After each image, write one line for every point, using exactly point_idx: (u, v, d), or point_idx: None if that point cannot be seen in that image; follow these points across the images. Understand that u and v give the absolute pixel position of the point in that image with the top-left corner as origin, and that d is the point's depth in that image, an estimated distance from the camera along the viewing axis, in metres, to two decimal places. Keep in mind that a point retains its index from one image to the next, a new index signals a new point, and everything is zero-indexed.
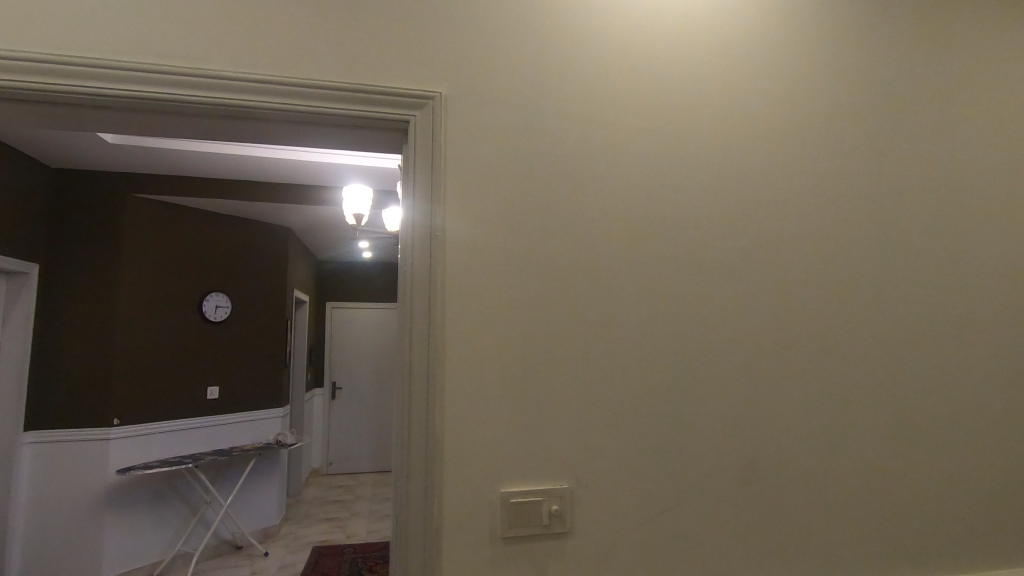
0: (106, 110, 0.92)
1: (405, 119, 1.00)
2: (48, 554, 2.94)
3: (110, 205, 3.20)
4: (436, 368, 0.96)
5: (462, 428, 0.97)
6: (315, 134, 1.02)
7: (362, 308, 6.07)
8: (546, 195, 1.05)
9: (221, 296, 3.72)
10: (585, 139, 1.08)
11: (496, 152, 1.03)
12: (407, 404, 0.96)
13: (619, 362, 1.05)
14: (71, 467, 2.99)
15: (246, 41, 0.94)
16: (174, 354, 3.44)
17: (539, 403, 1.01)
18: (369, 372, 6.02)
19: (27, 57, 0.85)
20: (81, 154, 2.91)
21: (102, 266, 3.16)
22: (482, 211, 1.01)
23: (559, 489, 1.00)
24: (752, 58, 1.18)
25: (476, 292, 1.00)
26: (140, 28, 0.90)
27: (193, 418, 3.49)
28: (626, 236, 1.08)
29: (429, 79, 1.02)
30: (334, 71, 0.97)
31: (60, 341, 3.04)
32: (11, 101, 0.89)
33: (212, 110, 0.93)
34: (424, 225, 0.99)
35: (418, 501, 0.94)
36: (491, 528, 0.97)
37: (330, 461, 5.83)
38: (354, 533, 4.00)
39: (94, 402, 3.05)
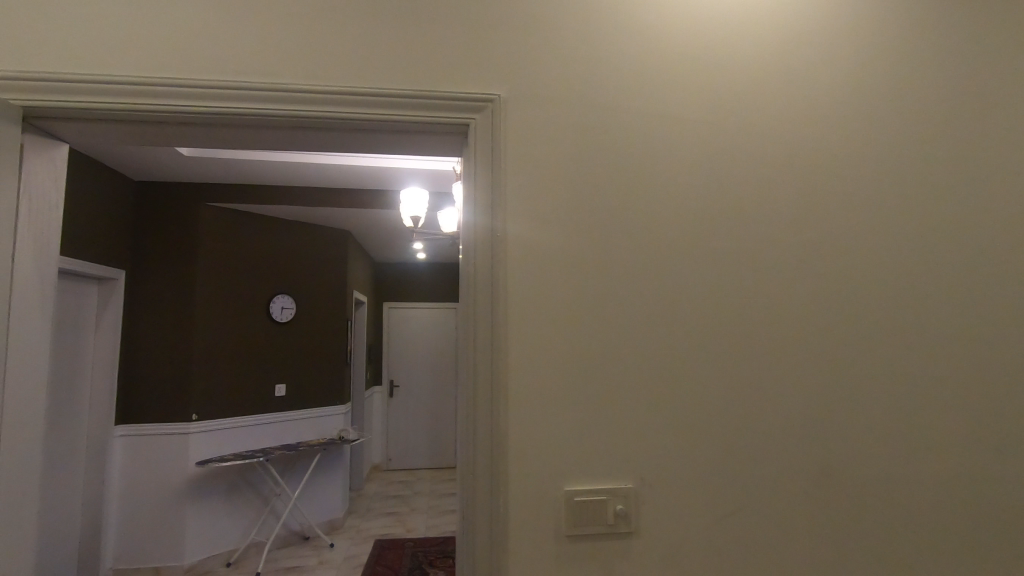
0: (192, 126, 0.98)
1: (466, 123, 1.02)
2: (139, 540, 3.18)
3: (186, 214, 3.41)
4: (500, 366, 0.97)
5: (527, 425, 0.98)
6: (380, 141, 1.05)
7: (417, 307, 6.21)
8: (607, 194, 1.04)
9: (287, 297, 3.89)
10: (644, 134, 1.06)
11: (556, 153, 1.03)
12: (473, 403, 0.98)
13: (685, 360, 1.03)
14: (157, 458, 3.21)
15: (315, 55, 0.98)
16: (245, 353, 3.62)
17: (603, 402, 1.00)
18: (425, 371, 6.15)
19: (123, 80, 0.92)
20: (160, 168, 3.12)
21: (180, 271, 3.37)
22: (542, 211, 1.02)
23: (623, 489, 0.99)
24: (820, 45, 1.13)
25: (538, 292, 1.00)
26: (219, 48, 0.96)
27: (263, 414, 3.67)
28: (691, 232, 1.06)
29: (489, 82, 1.03)
30: (397, 78, 1.00)
31: (146, 342, 3.28)
32: (109, 121, 0.96)
33: (285, 121, 0.98)
34: (487, 226, 1.00)
35: (485, 497, 0.96)
36: (557, 525, 0.97)
37: (388, 457, 5.99)
38: (414, 527, 4.11)
39: (175, 399, 3.26)
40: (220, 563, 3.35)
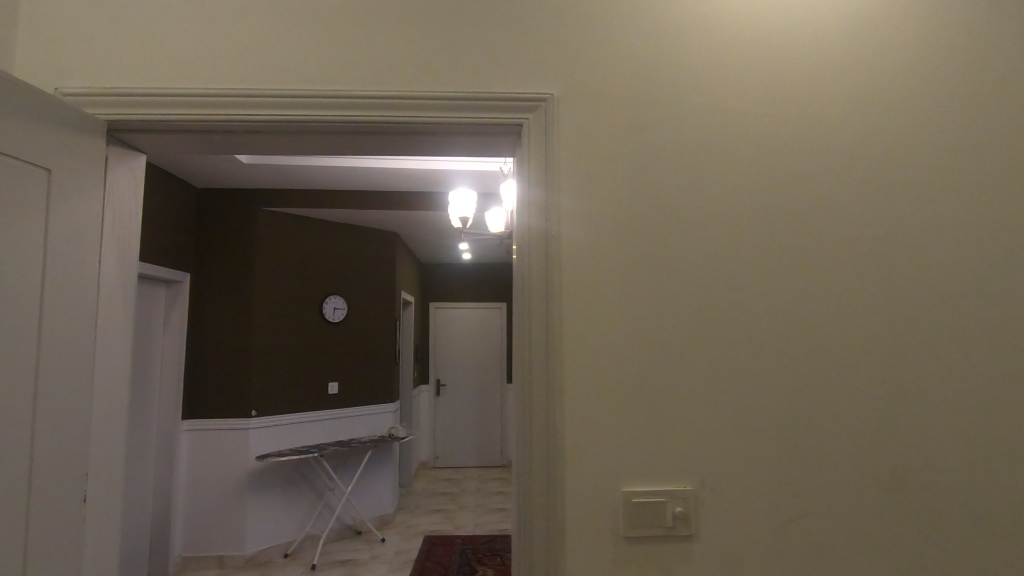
0: (256, 134, 1.03)
1: (519, 123, 1.02)
2: (204, 530, 3.34)
3: (245, 219, 3.56)
4: (555, 365, 0.97)
5: (583, 425, 0.97)
6: (435, 143, 1.06)
7: (463, 307, 6.28)
8: (663, 192, 1.03)
9: (338, 298, 4.01)
10: (699, 129, 1.04)
11: (609, 150, 1.03)
12: (529, 402, 0.98)
13: (744, 360, 1.01)
14: (220, 452, 3.37)
15: (373, 62, 1.01)
16: (299, 352, 3.75)
17: (659, 403, 0.99)
18: (471, 370, 6.21)
19: (194, 93, 0.97)
20: (221, 175, 3.27)
21: (240, 274, 3.53)
22: (595, 210, 1.01)
23: (682, 492, 0.97)
24: (888, 30, 1.08)
25: (593, 293, 1.00)
26: (281, 59, 1.00)
27: (317, 411, 3.79)
28: (751, 228, 1.03)
29: (543, 82, 1.03)
30: (451, 81, 1.01)
31: (210, 341, 3.46)
32: (181, 132, 1.01)
33: (344, 127, 1.00)
34: (541, 225, 1.00)
35: (541, 496, 0.96)
36: (614, 527, 0.96)
37: (436, 454, 6.08)
38: (462, 524, 4.15)
39: (235, 395, 3.42)
40: (278, 554, 3.49)
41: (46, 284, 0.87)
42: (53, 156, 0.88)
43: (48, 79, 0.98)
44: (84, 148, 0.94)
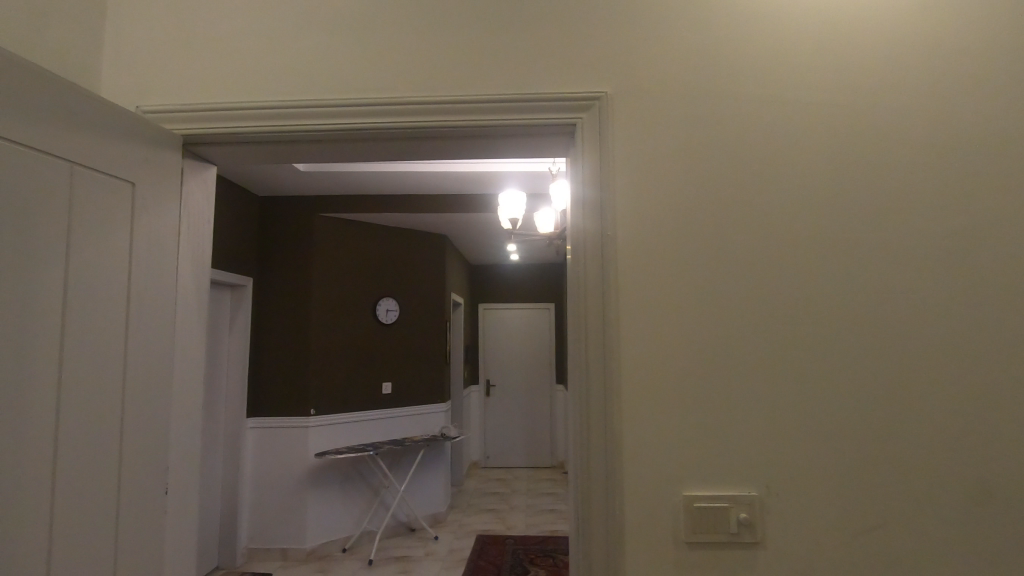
0: (318, 143, 1.06)
1: (572, 123, 1.02)
2: (268, 523, 3.50)
3: (303, 225, 3.71)
4: (612, 366, 0.96)
5: (641, 427, 0.96)
6: (488, 145, 1.07)
7: (511, 308, 6.31)
8: (721, 188, 1.00)
9: (391, 300, 4.10)
10: (759, 122, 1.01)
11: (664, 148, 1.01)
12: (586, 403, 0.97)
13: (812, 362, 0.96)
14: (282, 449, 3.52)
15: (428, 68, 1.02)
16: (354, 353, 3.86)
17: (721, 405, 0.96)
18: (520, 370, 6.23)
19: (261, 106, 1.01)
20: (281, 184, 3.42)
21: (298, 278, 3.67)
22: (652, 209, 0.99)
23: (747, 497, 0.94)
24: (967, 9, 1.01)
25: (650, 293, 0.98)
26: (341, 70, 1.03)
27: (372, 411, 3.89)
28: (818, 222, 0.98)
29: (595, 80, 1.02)
30: (504, 83, 1.02)
31: (272, 342, 3.62)
32: (249, 144, 1.06)
33: (402, 133, 1.03)
34: (596, 226, 0.99)
35: (599, 499, 0.94)
36: (675, 531, 0.94)
37: (486, 455, 6.13)
38: (513, 524, 4.16)
39: (295, 394, 3.56)
40: (336, 549, 3.60)
41: (131, 290, 0.93)
42: (135, 170, 0.94)
43: (129, 97, 1.05)
44: (162, 161, 1.00)
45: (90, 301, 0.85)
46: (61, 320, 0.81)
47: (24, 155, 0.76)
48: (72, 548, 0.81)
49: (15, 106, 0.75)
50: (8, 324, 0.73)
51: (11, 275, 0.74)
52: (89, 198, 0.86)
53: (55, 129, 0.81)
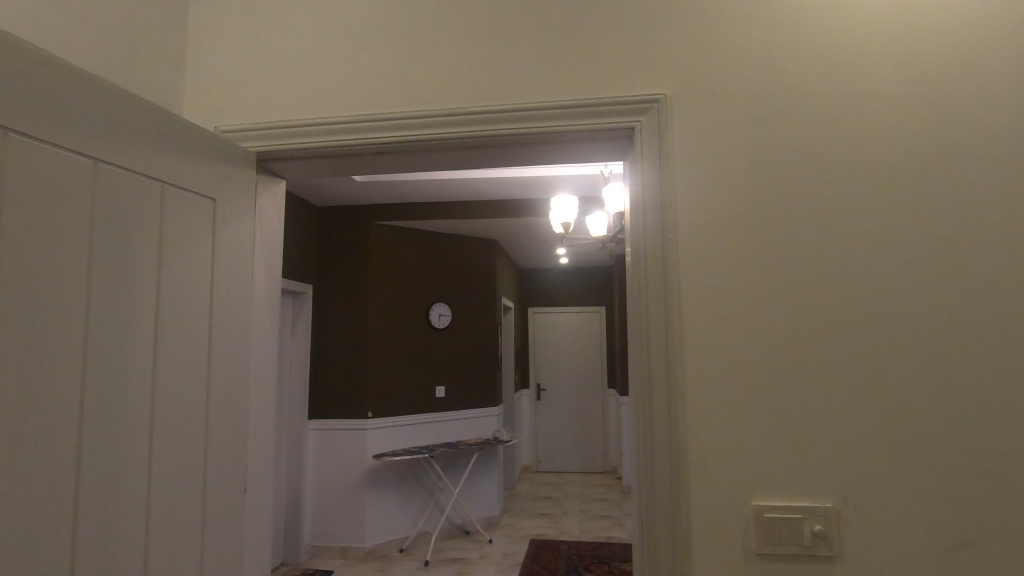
0: (381, 155, 1.10)
1: (630, 126, 1.01)
2: (329, 522, 3.61)
3: (359, 233, 3.83)
4: (676, 372, 0.95)
5: (708, 433, 0.94)
6: (546, 151, 1.08)
7: (561, 312, 6.29)
8: (787, 188, 0.97)
9: (443, 305, 4.17)
10: (827, 119, 0.97)
11: (726, 149, 0.99)
12: (650, 409, 0.96)
13: (890, 368, 0.92)
14: (342, 450, 3.63)
15: (486, 78, 1.04)
16: (409, 357, 3.94)
17: (791, 413, 0.93)
18: (571, 374, 6.19)
19: (327, 122, 1.06)
20: (338, 194, 3.54)
21: (355, 285, 3.79)
22: (714, 212, 0.98)
23: (822, 508, 0.90)
24: None
25: (715, 296, 0.96)
26: (402, 84, 1.06)
27: (427, 414, 3.96)
28: (895, 220, 0.94)
29: (654, 82, 1.01)
30: (561, 90, 1.02)
31: (331, 347, 3.75)
32: (316, 158, 1.11)
33: (462, 143, 1.05)
34: (657, 228, 0.98)
35: (665, 506, 0.93)
36: (745, 542, 0.92)
37: (538, 459, 6.14)
38: (567, 529, 4.14)
39: (353, 398, 3.67)
40: (394, 549, 3.68)
41: (213, 301, 0.99)
42: (216, 186, 1.00)
43: (209, 117, 1.12)
44: (239, 177, 1.06)
45: (179, 310, 0.91)
46: (155, 329, 0.86)
47: (122, 177, 0.82)
48: (164, 545, 0.87)
49: (112, 131, 0.81)
50: (110, 336, 0.79)
51: (112, 289, 0.80)
52: (176, 215, 0.92)
53: (147, 151, 0.87)
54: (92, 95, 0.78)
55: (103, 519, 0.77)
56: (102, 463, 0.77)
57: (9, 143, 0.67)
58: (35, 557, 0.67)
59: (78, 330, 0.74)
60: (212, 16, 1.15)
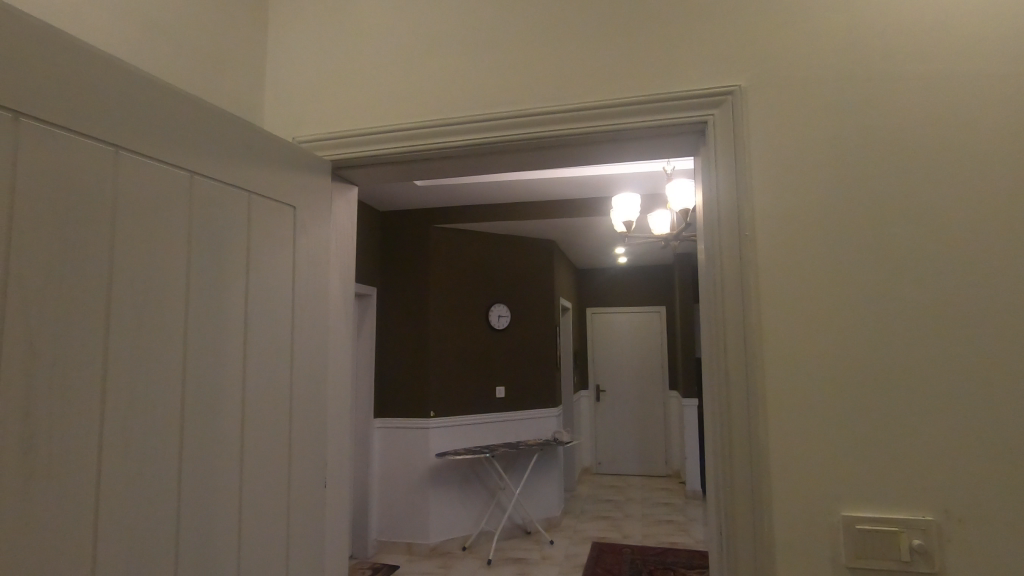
0: (449, 160, 1.11)
1: (704, 120, 0.98)
2: (395, 518, 3.72)
3: (420, 236, 3.92)
4: (755, 374, 0.91)
5: (792, 439, 0.89)
6: (614, 148, 1.06)
7: (620, 312, 6.20)
8: (875, 179, 0.91)
9: (502, 306, 4.20)
10: (919, 103, 0.91)
11: (806, 140, 0.94)
12: (728, 413, 0.92)
13: (999, 371, 0.84)
14: (406, 448, 3.73)
15: (553, 79, 1.04)
16: (470, 357, 3.99)
17: (884, 418, 0.87)
18: (631, 376, 6.08)
19: (398, 129, 1.09)
20: (400, 199, 3.64)
21: (417, 287, 3.88)
22: (795, 207, 0.93)
23: (922, 521, 0.84)
24: None
25: (797, 295, 0.91)
26: (470, 89, 1.08)
27: (488, 414, 4.00)
28: (1003, 211, 0.86)
29: (728, 74, 0.98)
30: (631, 88, 1.01)
31: (395, 347, 3.86)
32: (387, 164, 1.14)
33: (529, 144, 1.05)
34: (733, 225, 0.95)
35: (745, 513, 0.89)
36: (835, 555, 0.87)
37: (599, 460, 6.08)
38: (630, 533, 4.07)
39: (416, 397, 3.76)
40: (457, 546, 3.74)
41: (295, 306, 1.03)
42: (296, 195, 1.05)
43: (287, 129, 1.17)
44: (317, 185, 1.11)
45: (265, 313, 0.96)
46: (244, 331, 0.91)
47: (216, 187, 0.87)
48: (254, 540, 0.91)
49: (207, 146, 0.87)
50: (207, 337, 0.84)
51: (209, 292, 0.85)
52: (261, 222, 0.96)
53: (235, 164, 0.92)
54: (188, 113, 0.84)
55: (202, 513, 0.82)
56: (200, 461, 0.82)
57: (123, 160, 0.73)
58: (143, 548, 0.73)
59: (179, 334, 0.80)
60: (289, 31, 1.21)
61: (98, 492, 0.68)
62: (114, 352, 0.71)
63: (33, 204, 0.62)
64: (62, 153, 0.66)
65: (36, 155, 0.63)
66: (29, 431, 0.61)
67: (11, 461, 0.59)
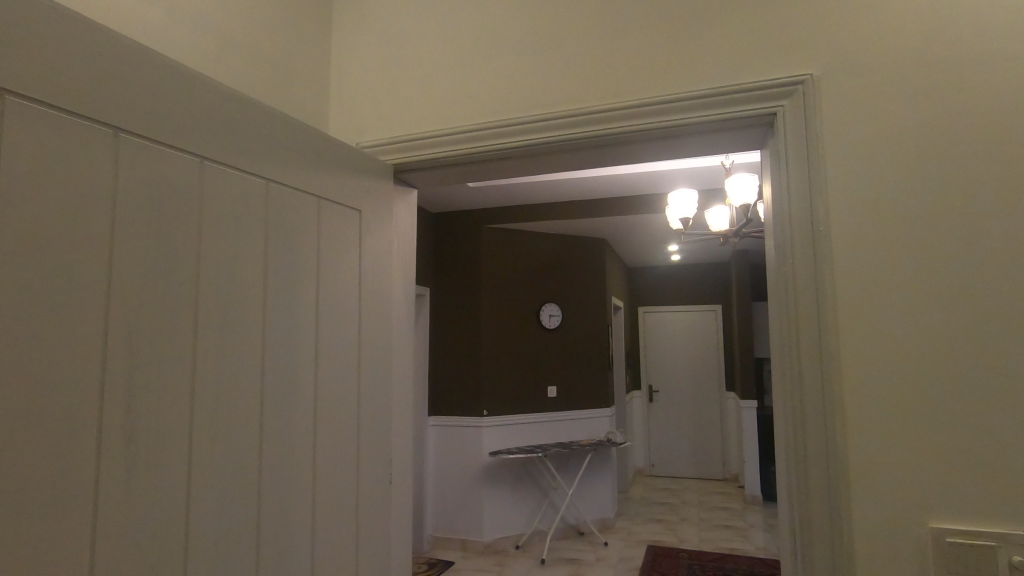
0: (507, 160, 1.12)
1: (772, 111, 0.94)
2: (449, 514, 3.78)
3: (471, 236, 3.96)
4: (831, 377, 0.86)
5: (873, 445, 0.85)
6: (675, 144, 1.03)
7: (674, 311, 6.06)
8: (963, 168, 0.85)
9: (553, 305, 4.18)
10: (1013, 85, 0.84)
11: (884, 129, 0.89)
12: (801, 416, 0.88)
13: None
14: (459, 446, 3.78)
15: (611, 75, 1.03)
16: (522, 357, 4.00)
17: (976, 425, 0.82)
18: (685, 376, 5.94)
19: (457, 131, 1.10)
20: (453, 200, 3.70)
21: (469, 287, 3.93)
22: (872, 200, 0.88)
23: (1021, 536, 0.78)
24: None
25: (877, 293, 0.87)
26: (528, 90, 1.08)
27: (540, 413, 4.00)
28: None
29: (799, 63, 0.94)
30: (695, 81, 0.98)
31: (448, 346, 3.92)
32: (447, 166, 1.16)
33: (588, 143, 1.04)
34: (805, 220, 0.91)
35: (822, 521, 0.85)
36: (923, 570, 0.82)
37: (652, 462, 5.98)
38: (686, 538, 3.97)
39: (469, 395, 3.81)
40: (510, 545, 3.76)
41: (361, 308, 1.06)
42: (361, 199, 1.08)
43: (351, 135, 1.21)
44: (380, 189, 1.14)
45: (333, 314, 0.99)
46: (316, 331, 0.95)
47: (289, 194, 0.91)
48: (327, 534, 0.95)
49: (280, 154, 0.90)
50: (283, 337, 0.88)
51: (284, 294, 0.89)
52: (330, 227, 1.00)
53: (306, 171, 0.95)
54: (263, 123, 0.87)
55: (279, 506, 0.85)
56: (278, 456, 0.86)
57: (208, 170, 0.78)
58: (228, 538, 0.77)
59: (257, 335, 0.83)
60: (351, 40, 1.25)
61: (188, 483, 0.72)
62: (201, 352, 0.75)
63: (129, 213, 0.67)
64: (153, 162, 0.70)
65: (131, 165, 0.67)
66: (129, 423, 0.66)
67: (114, 452, 0.64)
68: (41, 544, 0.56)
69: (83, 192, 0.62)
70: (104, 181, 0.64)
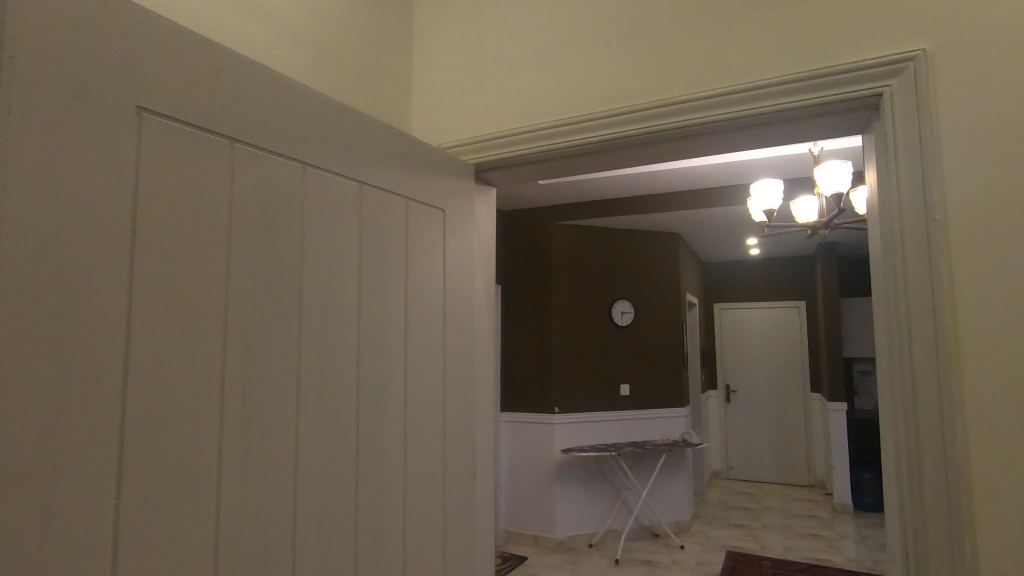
0: (587, 156, 1.11)
1: (879, 92, 0.88)
2: (523, 509, 3.81)
3: (542, 233, 3.97)
4: (949, 377, 0.79)
5: (1000, 452, 0.77)
6: (768, 131, 0.99)
7: (753, 307, 5.80)
8: None
9: (626, 302, 4.11)
10: None
11: (1011, 105, 0.80)
12: (915, 418, 0.82)
13: None
14: (532, 441, 3.81)
15: (696, 64, 1.00)
16: (593, 354, 3.96)
17: None
18: (766, 376, 5.66)
19: (536, 129, 1.11)
20: (523, 198, 3.73)
21: (539, 284, 3.94)
22: (995, 184, 0.80)
23: None
24: None
25: (1002, 287, 0.79)
26: (607, 84, 1.07)
27: (612, 411, 3.95)
28: None
29: (910, 39, 0.87)
30: (789, 65, 0.93)
31: (520, 343, 3.95)
32: (525, 164, 1.16)
33: (671, 134, 1.01)
34: (918, 208, 0.84)
35: (939, 529, 0.79)
36: None
37: (730, 465, 5.77)
38: (768, 545, 3.79)
39: (541, 392, 3.83)
40: (583, 543, 3.74)
41: (446, 305, 1.09)
42: (445, 199, 1.11)
43: (433, 136, 1.25)
44: (462, 188, 1.16)
45: (421, 311, 1.02)
46: (405, 327, 0.98)
47: (380, 195, 0.95)
48: (418, 521, 0.98)
49: (373, 157, 0.94)
50: (376, 331, 0.92)
51: (377, 291, 0.93)
52: (417, 225, 1.03)
53: (394, 172, 0.99)
54: (357, 129, 0.92)
55: (376, 493, 0.90)
56: (373, 444, 0.90)
57: (309, 176, 0.82)
58: (331, 519, 0.82)
59: (354, 330, 0.88)
60: (433, 45, 1.29)
61: (296, 468, 0.77)
62: (306, 347, 0.79)
63: (244, 217, 0.72)
64: (262, 171, 0.75)
65: (245, 172, 0.73)
66: (246, 413, 0.71)
67: (234, 437, 0.69)
68: (177, 517, 0.62)
69: (208, 199, 0.68)
70: (222, 188, 0.70)
